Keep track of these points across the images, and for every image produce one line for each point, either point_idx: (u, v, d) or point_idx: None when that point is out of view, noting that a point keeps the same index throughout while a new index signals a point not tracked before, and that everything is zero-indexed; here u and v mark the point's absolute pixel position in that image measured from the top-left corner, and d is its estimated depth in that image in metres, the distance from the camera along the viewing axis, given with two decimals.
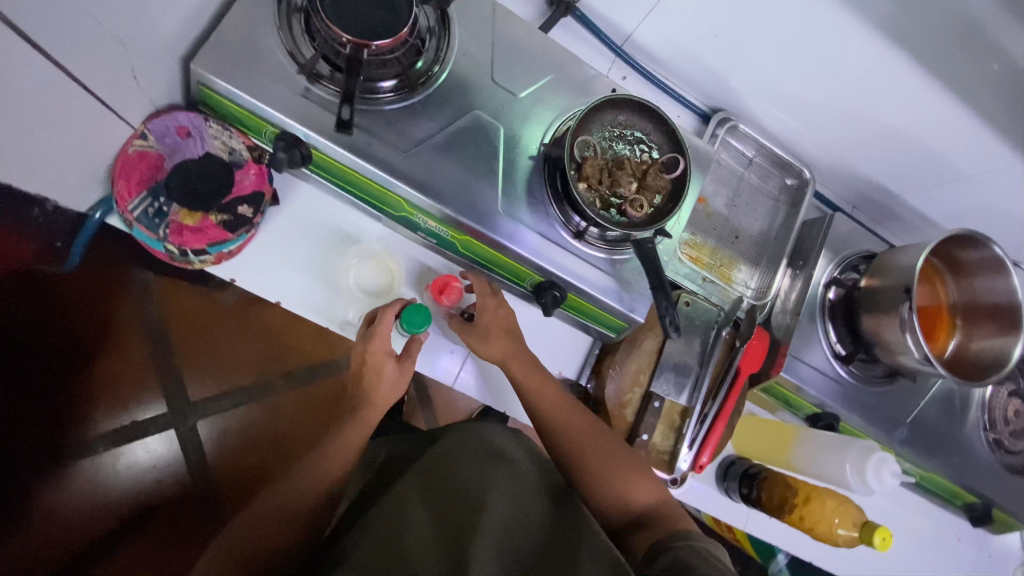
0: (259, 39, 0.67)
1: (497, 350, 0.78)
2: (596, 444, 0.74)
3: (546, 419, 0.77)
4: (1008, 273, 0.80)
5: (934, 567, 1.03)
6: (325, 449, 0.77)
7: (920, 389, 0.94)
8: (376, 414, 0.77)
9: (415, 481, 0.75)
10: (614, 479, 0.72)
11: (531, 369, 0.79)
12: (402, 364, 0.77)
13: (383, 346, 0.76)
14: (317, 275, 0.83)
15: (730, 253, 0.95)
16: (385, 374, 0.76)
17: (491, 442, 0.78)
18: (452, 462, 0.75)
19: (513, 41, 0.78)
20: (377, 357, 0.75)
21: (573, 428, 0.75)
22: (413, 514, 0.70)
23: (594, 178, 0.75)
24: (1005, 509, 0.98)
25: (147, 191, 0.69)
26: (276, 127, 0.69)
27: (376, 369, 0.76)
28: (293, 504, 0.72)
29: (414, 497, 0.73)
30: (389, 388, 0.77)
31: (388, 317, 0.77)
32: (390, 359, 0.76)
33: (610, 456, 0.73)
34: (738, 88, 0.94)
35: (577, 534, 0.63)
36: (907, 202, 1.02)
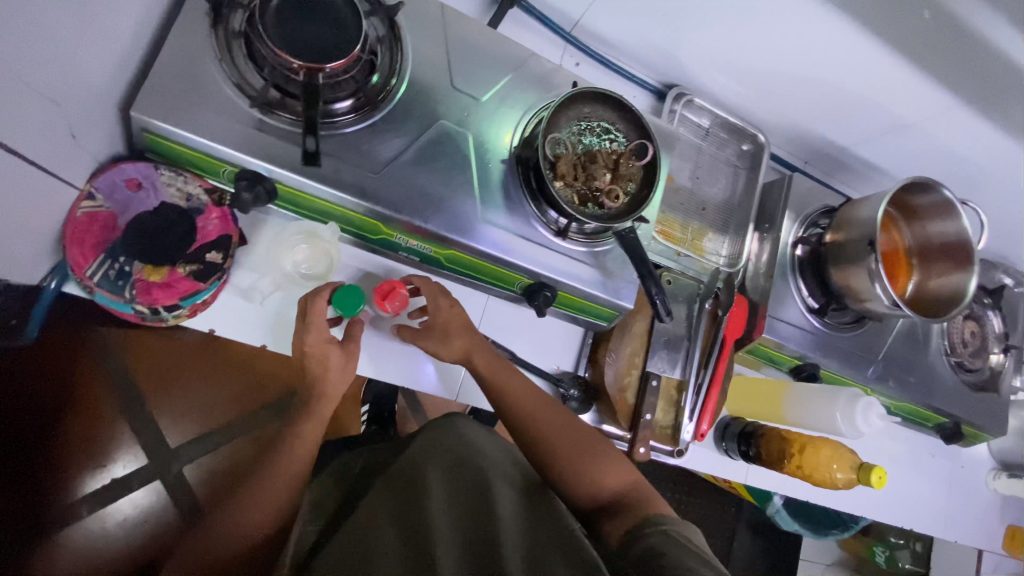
0: (202, 76, 0.63)
1: (456, 347, 0.75)
2: (565, 429, 0.73)
3: (513, 405, 0.74)
4: (958, 214, 0.88)
5: (909, 481, 1.13)
6: (280, 451, 0.74)
7: (887, 328, 1.00)
8: (327, 408, 0.75)
9: (385, 487, 0.71)
10: (585, 467, 0.70)
11: (495, 359, 0.76)
12: (346, 352, 0.74)
13: (323, 334, 0.72)
14: (252, 267, 0.75)
15: (698, 224, 0.98)
16: (331, 362, 0.73)
17: (465, 436, 0.76)
18: (426, 459, 0.73)
19: (467, 43, 0.76)
20: (319, 346, 0.72)
21: (541, 416, 0.73)
22: (383, 519, 0.65)
23: (569, 176, 0.75)
24: (971, 422, 1.08)
25: (104, 254, 0.64)
26: (234, 165, 0.65)
27: (321, 363, 0.72)
28: (254, 517, 0.68)
29: (384, 504, 0.68)
30: (339, 377, 0.74)
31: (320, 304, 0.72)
32: (337, 346, 0.73)
33: (578, 443, 0.72)
34: (687, 63, 0.96)
35: (550, 532, 0.63)
36: (857, 153, 1.07)
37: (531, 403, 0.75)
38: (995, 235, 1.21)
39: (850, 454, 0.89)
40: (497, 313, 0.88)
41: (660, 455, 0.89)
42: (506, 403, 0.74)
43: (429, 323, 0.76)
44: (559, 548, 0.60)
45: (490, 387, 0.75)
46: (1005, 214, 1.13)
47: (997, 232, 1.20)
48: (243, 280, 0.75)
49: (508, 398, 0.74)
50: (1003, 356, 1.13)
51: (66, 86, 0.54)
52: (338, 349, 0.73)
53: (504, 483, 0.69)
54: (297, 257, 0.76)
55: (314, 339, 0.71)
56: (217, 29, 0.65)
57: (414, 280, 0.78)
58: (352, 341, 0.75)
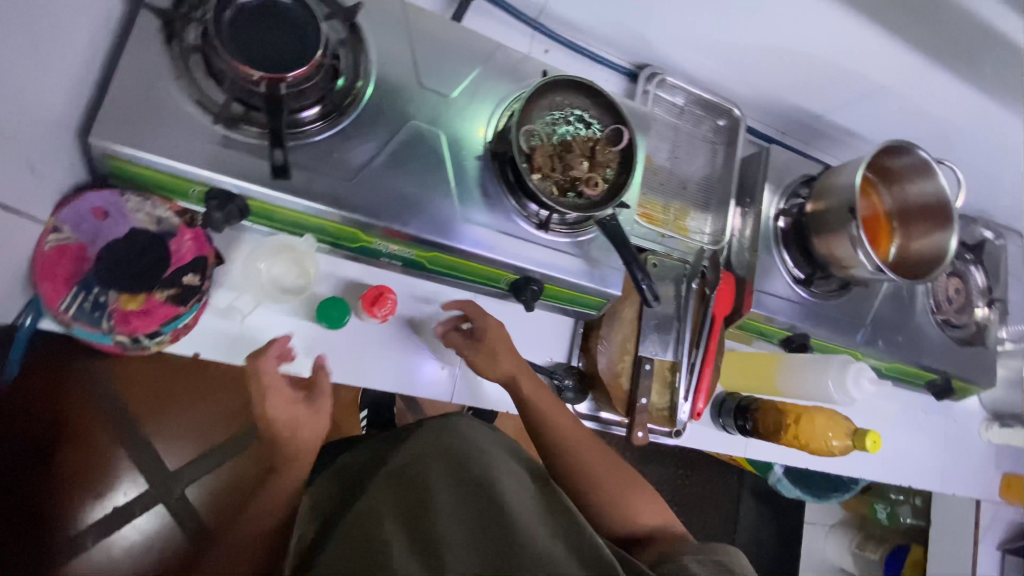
0: (161, 96, 0.62)
1: (506, 368, 0.78)
2: (603, 458, 0.76)
3: (552, 431, 0.76)
4: (935, 173, 0.88)
5: (904, 439, 1.15)
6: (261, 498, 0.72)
7: (873, 292, 1.01)
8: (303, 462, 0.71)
9: (389, 486, 0.68)
10: (622, 497, 0.74)
11: (538, 385, 0.78)
12: (312, 406, 0.71)
13: (286, 396, 0.69)
14: (233, 287, 0.74)
15: (680, 203, 0.97)
16: (299, 420, 0.70)
17: (470, 437, 0.73)
18: (430, 459, 0.70)
19: (432, 39, 0.74)
20: (282, 407, 0.69)
21: (582, 448, 0.76)
22: (389, 522, 0.63)
23: (546, 167, 0.75)
24: (960, 377, 1.09)
25: (77, 287, 0.62)
26: (202, 185, 0.64)
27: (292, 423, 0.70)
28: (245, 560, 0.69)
29: (388, 505, 0.66)
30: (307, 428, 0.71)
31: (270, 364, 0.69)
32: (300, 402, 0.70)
33: (615, 473, 0.76)
34: (657, 43, 0.95)
35: (561, 528, 0.61)
36: (832, 120, 1.07)
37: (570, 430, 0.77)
38: (971, 191, 1.22)
39: (843, 422, 0.91)
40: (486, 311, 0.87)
41: (658, 436, 0.89)
42: (549, 429, 0.76)
43: (478, 339, 0.78)
44: (570, 546, 0.58)
45: (531, 412, 0.77)
46: (981, 170, 1.15)
47: (973, 188, 1.21)
48: (222, 300, 0.73)
49: (550, 423, 0.76)
50: (988, 309, 1.14)
51: (17, 118, 0.52)
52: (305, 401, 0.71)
53: (512, 482, 0.67)
54: (277, 274, 0.74)
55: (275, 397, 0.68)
56: (171, 45, 0.63)
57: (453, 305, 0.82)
58: (318, 395, 0.72)
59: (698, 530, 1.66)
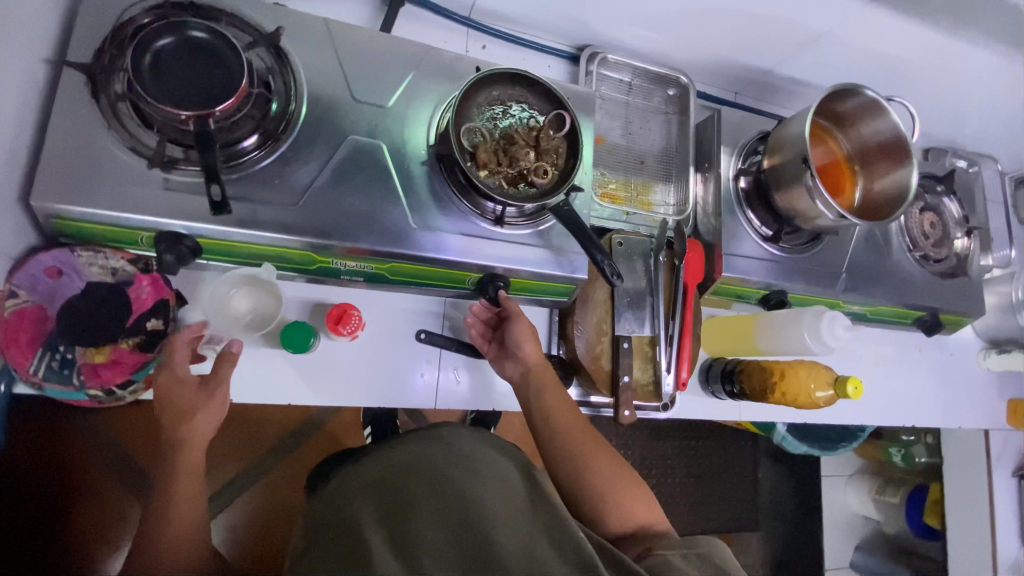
0: (96, 150, 0.62)
1: (533, 353, 0.81)
2: (607, 454, 0.76)
3: (554, 426, 0.77)
4: (885, 111, 0.87)
5: (901, 379, 1.15)
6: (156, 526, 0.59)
7: (845, 239, 1.01)
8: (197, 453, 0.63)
9: (368, 492, 0.67)
10: (614, 491, 0.73)
11: (550, 380, 0.80)
12: (204, 393, 0.64)
13: (178, 372, 0.64)
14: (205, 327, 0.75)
15: (641, 178, 0.98)
16: (180, 403, 0.63)
17: (450, 443, 0.74)
18: (411, 465, 0.70)
19: (360, 52, 0.74)
20: (167, 385, 0.63)
21: (583, 445, 0.76)
22: (371, 525, 0.62)
23: (491, 162, 0.74)
24: (948, 310, 1.08)
25: (42, 347, 0.63)
26: (150, 230, 0.64)
27: (181, 408, 0.62)
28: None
29: (367, 507, 0.65)
30: (200, 412, 0.63)
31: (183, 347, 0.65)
32: (190, 384, 0.64)
33: (610, 463, 0.75)
34: (592, 23, 0.94)
35: (545, 527, 0.64)
36: (782, 73, 1.06)
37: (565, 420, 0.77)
38: (933, 122, 1.21)
39: (825, 371, 0.90)
40: (459, 316, 0.88)
41: (648, 411, 0.89)
42: (554, 424, 0.77)
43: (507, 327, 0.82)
44: (554, 543, 0.62)
45: (540, 404, 0.79)
46: (941, 100, 1.13)
47: (936, 119, 1.20)
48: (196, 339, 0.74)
49: (552, 419, 0.77)
50: (967, 239, 1.13)
51: None
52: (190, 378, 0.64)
53: (495, 483, 0.69)
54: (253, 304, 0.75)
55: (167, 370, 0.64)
56: (99, 96, 0.63)
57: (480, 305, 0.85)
58: (216, 382, 0.65)
59: (714, 493, 1.69)
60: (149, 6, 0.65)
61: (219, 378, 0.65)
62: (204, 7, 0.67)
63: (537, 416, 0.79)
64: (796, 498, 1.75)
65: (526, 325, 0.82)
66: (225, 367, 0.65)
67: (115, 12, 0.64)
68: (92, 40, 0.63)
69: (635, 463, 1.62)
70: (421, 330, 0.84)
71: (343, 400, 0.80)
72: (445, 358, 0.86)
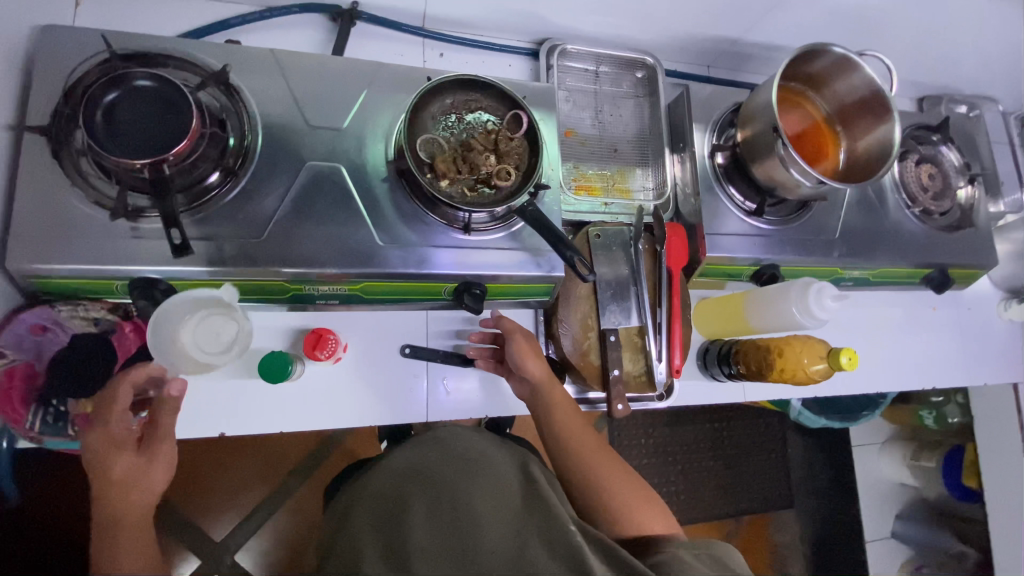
0: (62, 208, 0.64)
1: (536, 369, 0.79)
2: (612, 461, 0.76)
3: (561, 431, 0.78)
4: (857, 66, 0.83)
5: (915, 340, 1.11)
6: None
7: (834, 203, 0.98)
8: (136, 531, 0.61)
9: (368, 501, 0.69)
10: (626, 505, 0.72)
11: (556, 393, 0.79)
12: (146, 454, 0.63)
13: (117, 427, 0.61)
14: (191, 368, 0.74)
15: (616, 167, 0.97)
16: (118, 468, 0.61)
17: (448, 443, 0.74)
18: (407, 472, 0.71)
19: (310, 78, 0.74)
20: (102, 449, 0.61)
21: (589, 449, 0.76)
22: (367, 535, 0.64)
23: (451, 171, 0.74)
24: (957, 265, 1.03)
25: (36, 402, 0.66)
26: (124, 278, 0.66)
27: (118, 476, 0.60)
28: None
29: (365, 521, 0.66)
30: (135, 479, 0.61)
31: (123, 388, 0.61)
32: (127, 449, 0.62)
33: (619, 475, 0.75)
34: (547, 16, 0.93)
35: (537, 522, 0.62)
36: (752, 41, 1.03)
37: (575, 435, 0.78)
38: (924, 69, 1.16)
39: (818, 344, 0.85)
40: (441, 325, 0.86)
41: (644, 401, 0.88)
42: (562, 428, 0.78)
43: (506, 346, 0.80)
44: (545, 539, 0.60)
45: (547, 411, 0.79)
46: (928, 47, 1.08)
47: (927, 66, 1.14)
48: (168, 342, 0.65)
49: (562, 424, 0.78)
50: (971, 188, 1.08)
51: None
52: (124, 445, 0.61)
53: (487, 481, 0.68)
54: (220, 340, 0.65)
55: (97, 436, 0.61)
56: (61, 155, 0.65)
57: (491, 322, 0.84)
58: (155, 440, 0.63)
59: (741, 473, 1.66)
60: (99, 61, 0.66)
61: (159, 437, 0.63)
62: (153, 56, 0.68)
63: (546, 428, 0.79)
64: (829, 470, 1.70)
65: (528, 341, 0.81)
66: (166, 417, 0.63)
67: (66, 71, 0.66)
68: (46, 102, 0.65)
69: (657, 451, 1.60)
70: (406, 346, 0.84)
71: (333, 423, 0.80)
72: (435, 368, 0.85)
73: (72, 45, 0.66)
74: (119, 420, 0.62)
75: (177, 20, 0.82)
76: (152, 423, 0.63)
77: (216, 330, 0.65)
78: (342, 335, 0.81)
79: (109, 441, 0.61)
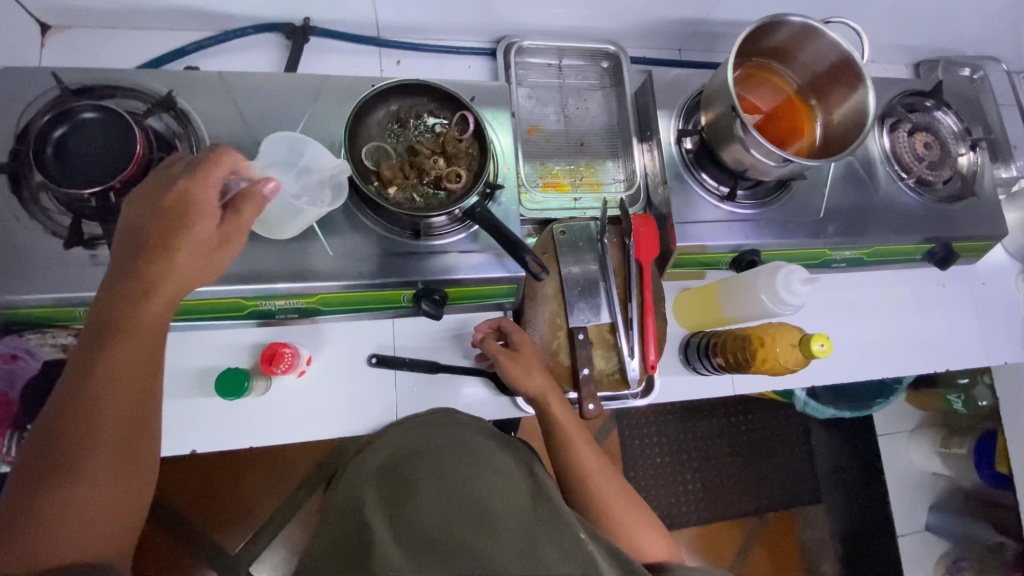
0: (18, 242, 0.66)
1: (538, 383, 0.75)
2: (612, 477, 0.73)
3: (566, 439, 0.74)
4: (818, 34, 0.79)
5: (925, 320, 1.04)
6: (75, 415, 0.49)
7: (817, 181, 0.92)
8: (150, 318, 0.53)
9: (377, 483, 0.67)
10: (632, 531, 0.69)
11: (558, 397, 0.76)
12: (223, 240, 0.55)
13: (210, 191, 0.53)
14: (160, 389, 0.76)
15: (583, 161, 0.95)
16: (195, 232, 0.53)
17: (457, 438, 0.73)
18: (419, 456, 0.69)
19: (255, 96, 0.75)
20: (194, 194, 0.53)
21: (592, 462, 0.73)
22: (369, 509, 0.62)
23: (398, 177, 0.74)
24: (960, 238, 0.97)
25: (11, 427, 0.70)
26: (84, 305, 0.68)
27: (180, 238, 0.52)
28: (61, 550, 0.46)
29: (373, 498, 0.64)
30: (193, 262, 0.54)
31: (218, 172, 0.53)
32: (208, 217, 0.53)
33: (630, 500, 0.72)
34: (500, 15, 0.92)
35: (547, 522, 0.57)
36: (719, 19, 0.99)
37: (585, 453, 0.73)
38: (916, 33, 1.09)
39: (790, 330, 0.80)
40: (407, 333, 0.86)
41: (619, 398, 0.86)
42: (567, 436, 0.74)
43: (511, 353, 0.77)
44: (555, 540, 0.54)
45: (547, 417, 0.75)
46: (915, 10, 1.01)
47: (919, 29, 1.08)
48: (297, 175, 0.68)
49: (567, 432, 0.74)
50: (973, 154, 1.01)
51: None
52: (211, 213, 0.53)
53: (496, 475, 0.65)
54: (320, 173, 0.69)
55: (192, 184, 0.52)
56: (21, 190, 0.67)
57: (485, 329, 0.82)
58: (236, 231, 0.56)
59: (761, 468, 1.60)
60: (52, 97, 0.69)
61: (241, 229, 0.55)
62: (105, 88, 0.71)
63: (553, 443, 0.74)
64: (855, 462, 1.62)
65: (532, 345, 0.79)
66: (250, 208, 0.55)
67: (20, 110, 0.69)
68: (5, 140, 0.68)
69: (671, 449, 1.55)
70: (373, 354, 0.83)
71: (301, 435, 0.80)
72: (404, 377, 0.84)
73: (24, 83, 0.69)
74: (211, 187, 0.53)
75: (137, 53, 0.85)
76: (230, 209, 0.55)
77: (318, 160, 0.69)
78: (306, 348, 0.82)
79: (190, 202, 0.52)
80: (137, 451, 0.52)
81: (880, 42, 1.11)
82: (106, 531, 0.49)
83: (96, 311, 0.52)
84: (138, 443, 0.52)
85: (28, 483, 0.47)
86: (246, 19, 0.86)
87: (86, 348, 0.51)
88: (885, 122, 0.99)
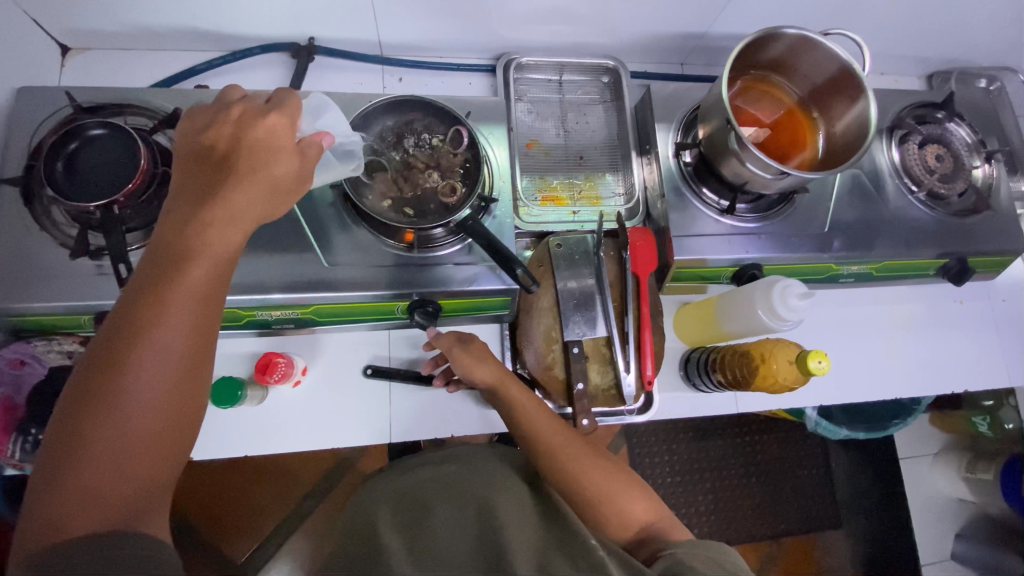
0: (25, 255, 0.69)
1: (488, 373, 0.72)
2: (585, 449, 0.68)
3: (528, 424, 0.70)
4: (815, 44, 0.78)
5: (940, 337, 1.00)
6: (134, 345, 0.48)
7: (823, 193, 0.90)
8: (215, 252, 0.53)
9: (389, 504, 0.66)
10: (616, 495, 0.65)
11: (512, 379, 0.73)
12: (303, 178, 0.59)
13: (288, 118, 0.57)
14: None
15: (583, 174, 0.94)
16: (275, 171, 0.56)
17: (474, 464, 0.73)
18: (445, 482, 0.68)
19: None
20: (279, 125, 0.57)
21: (558, 440, 0.68)
22: (386, 527, 0.60)
23: (392, 192, 0.77)
24: (975, 253, 0.93)
25: (15, 431, 0.72)
26: (87, 313, 0.70)
27: (251, 169, 0.55)
28: (104, 496, 0.46)
29: (385, 517, 0.63)
30: (267, 197, 0.56)
31: (286, 118, 0.57)
32: (284, 152, 0.57)
33: (609, 472, 0.67)
34: (498, 32, 0.93)
35: (560, 541, 0.56)
36: (720, 33, 0.99)
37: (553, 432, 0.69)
38: (928, 43, 1.06)
39: (789, 347, 0.78)
40: (404, 345, 0.86)
41: (615, 412, 0.86)
42: (531, 419, 0.70)
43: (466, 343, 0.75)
44: (568, 555, 0.52)
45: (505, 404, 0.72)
46: (924, 23, 1.00)
47: (930, 40, 1.06)
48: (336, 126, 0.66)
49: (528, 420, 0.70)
50: (988, 166, 0.98)
51: None
52: (291, 153, 0.57)
53: (513, 497, 0.64)
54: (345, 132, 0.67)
55: (278, 123, 0.57)
56: (32, 204, 0.71)
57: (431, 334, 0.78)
58: (307, 175, 0.59)
59: (777, 490, 1.54)
60: (64, 115, 0.73)
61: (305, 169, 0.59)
62: (114, 106, 0.75)
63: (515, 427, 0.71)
64: (876, 487, 1.55)
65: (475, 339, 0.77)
66: (314, 150, 0.59)
67: (34, 128, 0.73)
68: (17, 158, 0.72)
69: (683, 468, 1.51)
70: (370, 366, 0.84)
71: (298, 445, 0.81)
72: (399, 390, 0.84)
73: (42, 104, 0.74)
74: (290, 128, 0.57)
75: (149, 73, 0.89)
76: (298, 152, 0.58)
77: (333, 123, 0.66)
78: (301, 358, 0.83)
79: (271, 139, 0.56)
80: (188, 403, 0.52)
81: (889, 54, 1.09)
82: (145, 482, 0.48)
83: (170, 237, 0.52)
84: (191, 391, 0.52)
85: (78, 414, 0.47)
86: (254, 39, 0.90)
87: (160, 271, 0.51)
88: (893, 134, 0.96)
